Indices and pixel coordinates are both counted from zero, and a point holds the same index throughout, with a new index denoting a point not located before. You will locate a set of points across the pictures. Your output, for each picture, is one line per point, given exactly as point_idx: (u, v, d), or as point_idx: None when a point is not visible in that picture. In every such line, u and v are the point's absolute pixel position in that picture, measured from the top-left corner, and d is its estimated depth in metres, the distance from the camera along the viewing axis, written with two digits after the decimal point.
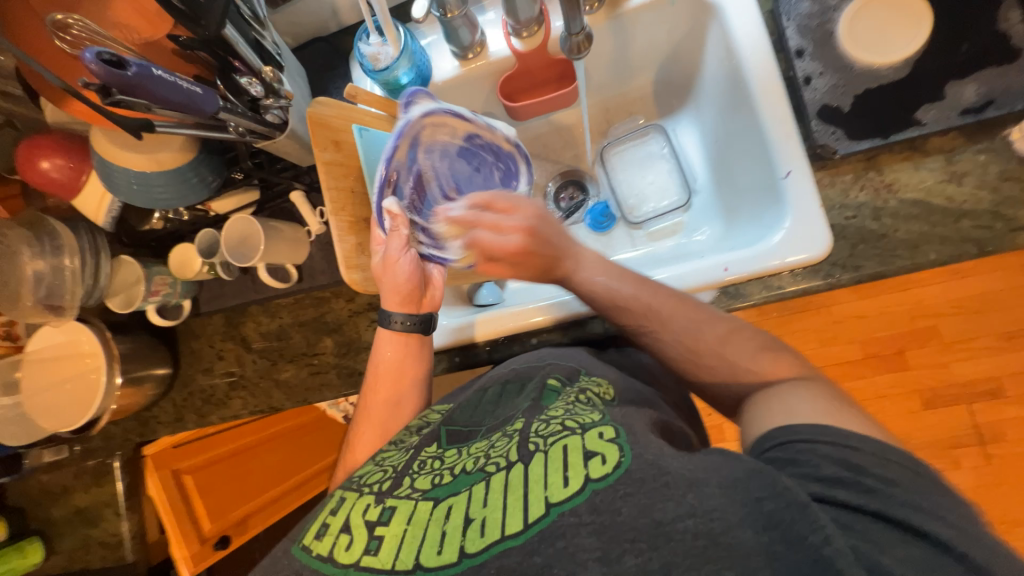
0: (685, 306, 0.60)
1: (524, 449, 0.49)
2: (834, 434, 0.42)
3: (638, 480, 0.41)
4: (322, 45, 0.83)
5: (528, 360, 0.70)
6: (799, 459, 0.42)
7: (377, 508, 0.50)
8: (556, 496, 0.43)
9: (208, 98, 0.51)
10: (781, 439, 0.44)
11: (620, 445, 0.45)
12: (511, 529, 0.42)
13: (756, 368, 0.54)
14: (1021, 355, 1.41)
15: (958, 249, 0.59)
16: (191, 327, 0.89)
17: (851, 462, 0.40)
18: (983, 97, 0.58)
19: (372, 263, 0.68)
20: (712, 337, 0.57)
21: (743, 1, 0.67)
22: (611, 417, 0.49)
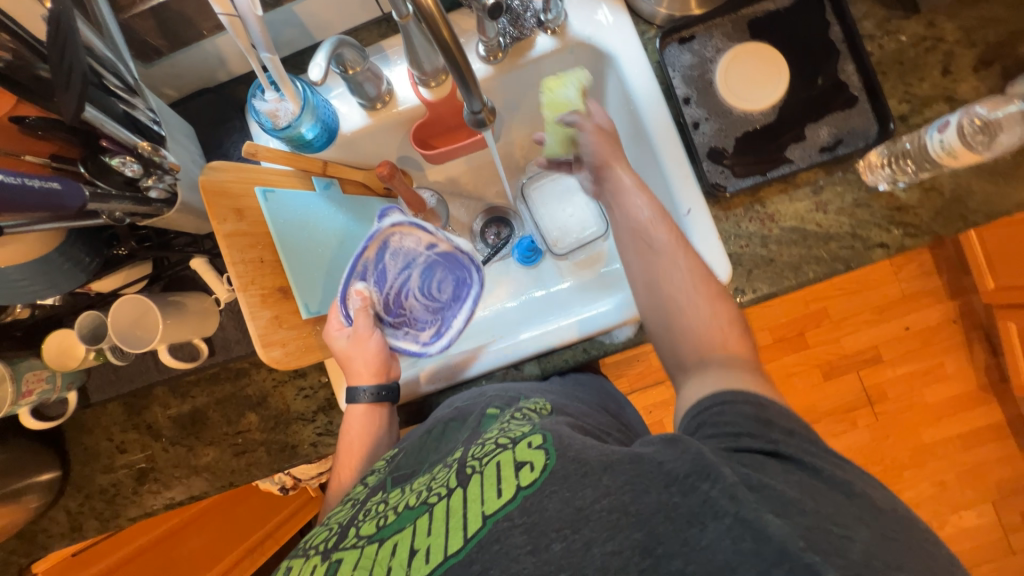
0: (694, 263, 0.58)
1: (462, 474, 0.50)
2: (752, 399, 0.46)
3: (563, 477, 0.44)
4: (212, 97, 0.77)
5: (470, 395, 0.69)
6: (720, 419, 0.46)
7: (324, 565, 0.49)
8: (491, 508, 0.45)
9: (70, 191, 0.45)
10: (708, 402, 0.48)
11: (546, 450, 0.47)
12: (451, 548, 0.44)
13: (722, 327, 0.54)
14: (892, 325, 1.66)
15: (830, 267, 0.69)
16: (83, 420, 0.78)
17: (763, 415, 0.45)
18: (834, 137, 0.68)
19: (336, 343, 0.68)
20: (703, 293, 0.56)
21: (633, 52, 0.72)
22: (540, 425, 0.52)
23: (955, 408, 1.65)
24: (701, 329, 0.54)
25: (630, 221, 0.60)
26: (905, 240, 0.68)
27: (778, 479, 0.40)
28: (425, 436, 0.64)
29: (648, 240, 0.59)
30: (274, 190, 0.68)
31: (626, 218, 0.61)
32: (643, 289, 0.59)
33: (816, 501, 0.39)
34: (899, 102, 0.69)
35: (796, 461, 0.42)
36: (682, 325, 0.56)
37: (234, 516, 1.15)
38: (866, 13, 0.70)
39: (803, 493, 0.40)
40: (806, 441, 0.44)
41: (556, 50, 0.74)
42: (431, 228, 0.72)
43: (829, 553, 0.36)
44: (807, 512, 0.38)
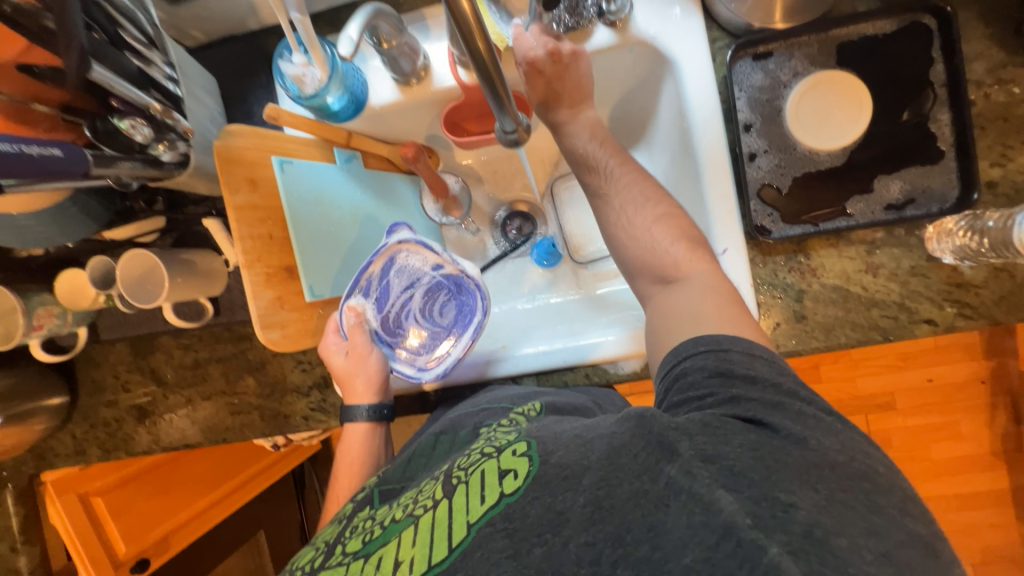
0: (645, 183, 0.63)
1: (448, 485, 0.49)
2: (711, 342, 0.47)
3: (545, 482, 0.44)
4: (239, 46, 0.72)
5: (465, 408, 0.68)
6: (681, 380, 0.48)
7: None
8: (475, 515, 0.45)
9: (74, 158, 0.42)
10: (683, 355, 0.49)
11: (529, 457, 0.46)
12: (437, 557, 0.44)
13: (671, 252, 0.58)
14: (915, 374, 1.58)
15: (866, 335, 0.63)
16: (91, 355, 0.81)
17: (725, 367, 0.46)
18: (905, 194, 0.61)
19: (333, 360, 0.67)
20: (649, 214, 0.61)
21: (699, 62, 0.64)
22: (525, 431, 0.51)
23: (960, 467, 1.59)
24: (649, 251, 0.60)
25: (577, 160, 0.66)
26: (958, 320, 0.62)
27: (731, 443, 0.40)
28: (415, 450, 0.65)
29: (595, 184, 0.65)
30: (292, 160, 0.65)
31: (575, 157, 0.66)
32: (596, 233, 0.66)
33: (768, 470, 0.38)
34: (991, 165, 0.60)
35: (755, 421, 0.42)
36: (631, 252, 0.61)
37: (231, 450, 1.25)
38: (979, 54, 0.60)
39: (757, 461, 0.39)
40: (769, 392, 0.43)
41: (614, 47, 0.67)
42: (438, 249, 0.68)
43: (773, 530, 0.35)
44: (753, 484, 0.37)
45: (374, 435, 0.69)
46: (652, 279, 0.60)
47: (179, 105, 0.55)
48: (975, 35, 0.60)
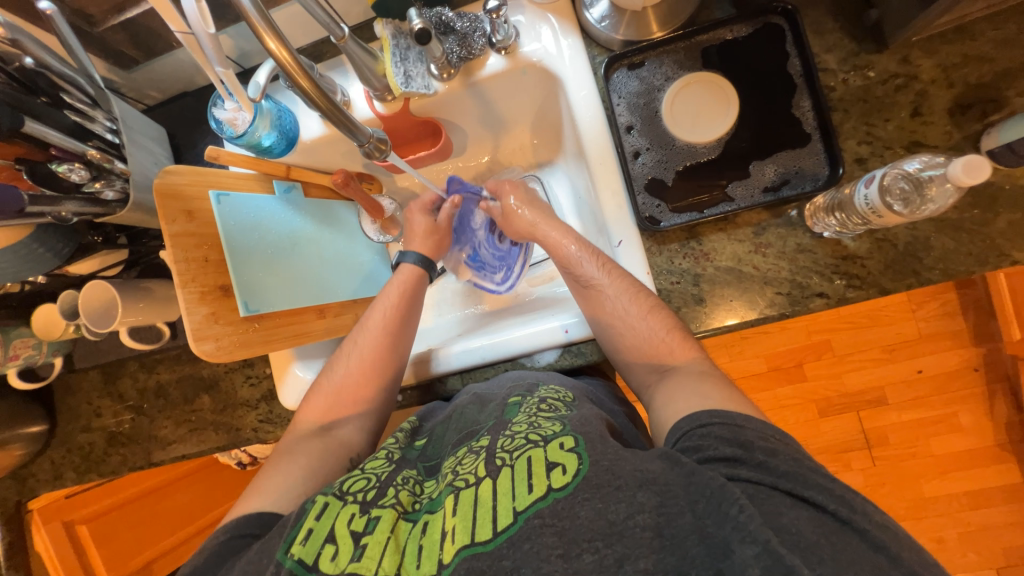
0: (629, 278, 0.67)
1: (491, 465, 0.55)
2: (726, 417, 0.51)
3: (596, 486, 0.48)
4: (190, 100, 0.83)
5: (491, 381, 0.75)
6: (702, 445, 0.50)
7: (362, 518, 0.54)
8: (522, 504, 0.49)
9: (6, 197, 0.50)
10: (703, 422, 0.52)
11: (579, 454, 0.51)
12: (480, 537, 0.48)
13: (667, 341, 0.63)
14: (901, 366, 1.54)
15: (762, 313, 0.66)
16: (68, 382, 0.89)
17: (740, 438, 0.49)
18: (780, 177, 0.65)
19: (417, 214, 0.86)
20: (642, 305, 0.64)
21: (581, 75, 0.71)
22: (570, 426, 0.56)
23: (965, 462, 1.51)
24: (648, 341, 0.64)
25: (568, 261, 0.72)
26: (848, 291, 0.64)
27: (788, 514, 0.44)
28: (445, 426, 0.70)
29: (584, 280, 0.70)
30: (230, 193, 0.73)
31: (564, 257, 0.73)
32: (594, 320, 0.69)
33: (833, 549, 0.42)
34: (858, 143, 0.64)
35: (800, 497, 0.45)
36: (629, 340, 0.65)
37: (218, 480, 1.31)
38: (833, 45, 0.65)
39: (821, 537, 0.43)
40: (788, 464, 0.47)
41: (507, 70, 0.74)
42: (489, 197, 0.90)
43: None
44: (824, 561, 0.41)
45: (409, 293, 0.79)
46: (648, 370, 0.64)
47: (120, 151, 0.65)
48: (828, 28, 0.65)
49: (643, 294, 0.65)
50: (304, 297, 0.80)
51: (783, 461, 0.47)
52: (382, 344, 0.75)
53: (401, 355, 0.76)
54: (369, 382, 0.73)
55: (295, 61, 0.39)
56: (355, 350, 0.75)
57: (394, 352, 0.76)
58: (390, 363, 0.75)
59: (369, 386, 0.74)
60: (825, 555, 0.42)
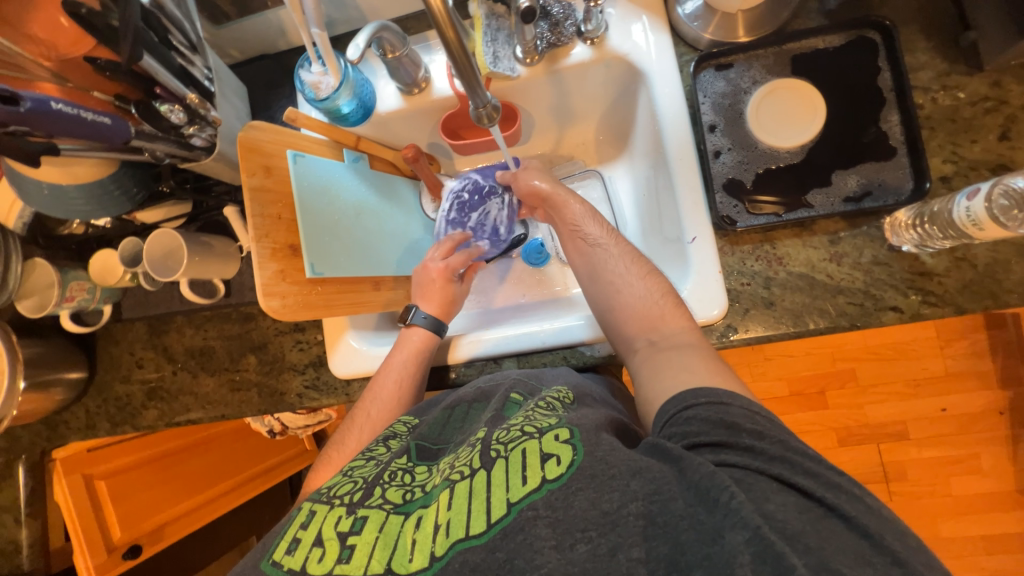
0: (669, 291, 0.65)
1: (486, 456, 0.52)
2: (711, 395, 0.50)
3: (590, 476, 0.46)
4: (268, 62, 0.83)
5: (512, 373, 0.72)
6: (688, 430, 0.49)
7: (349, 519, 0.51)
8: (516, 495, 0.46)
9: (116, 127, 0.52)
10: (686, 403, 0.51)
11: (574, 445, 0.49)
12: (474, 529, 0.45)
13: (660, 305, 0.64)
14: (927, 402, 1.50)
15: (833, 322, 0.65)
16: (112, 332, 0.88)
17: (728, 420, 0.48)
18: (862, 188, 0.65)
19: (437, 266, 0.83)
20: (641, 269, 0.68)
21: (667, 73, 0.72)
22: (566, 420, 0.53)
23: (986, 506, 1.47)
24: (643, 303, 0.65)
25: (576, 225, 0.75)
26: (923, 308, 0.64)
27: (774, 501, 0.42)
28: (449, 416, 0.67)
29: (589, 241, 0.73)
30: (305, 155, 0.73)
31: (571, 220, 0.76)
32: (592, 281, 0.71)
33: (820, 535, 0.40)
34: (943, 162, 0.64)
35: (789, 483, 0.43)
36: (624, 300, 0.66)
37: (234, 451, 1.32)
38: (924, 64, 0.66)
39: (806, 524, 0.41)
40: (776, 447, 0.45)
41: (591, 61, 0.75)
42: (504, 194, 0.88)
43: None
44: (811, 549, 0.39)
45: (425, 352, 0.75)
46: (641, 331, 0.64)
47: (211, 99, 0.65)
48: (920, 47, 0.66)
49: (659, 276, 0.67)
50: (363, 268, 0.80)
51: (771, 445, 0.46)
52: (394, 415, 0.71)
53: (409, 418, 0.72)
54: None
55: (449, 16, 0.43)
56: (364, 423, 0.71)
57: (404, 420, 0.72)
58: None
59: None
60: (812, 543, 0.40)
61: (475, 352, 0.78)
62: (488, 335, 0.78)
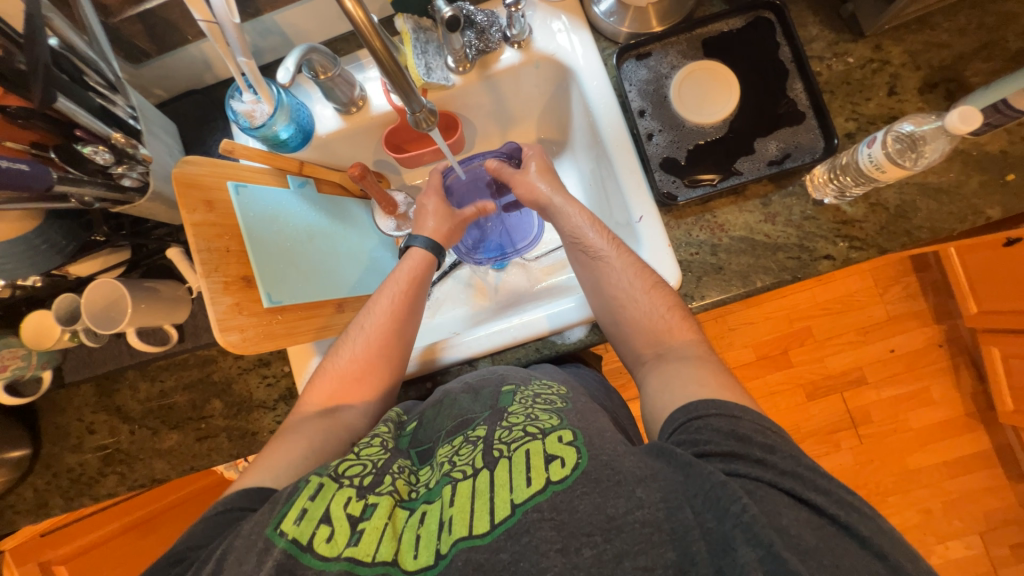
0: (647, 273, 0.68)
1: (488, 456, 0.53)
2: (723, 407, 0.51)
3: (595, 481, 0.47)
4: (198, 97, 0.81)
5: (487, 371, 0.73)
6: (698, 438, 0.49)
7: (359, 503, 0.50)
8: (520, 497, 0.47)
9: (37, 173, 0.50)
10: (699, 412, 0.51)
11: (576, 448, 0.50)
12: (479, 529, 0.46)
13: (666, 319, 0.65)
14: (877, 346, 1.61)
15: (777, 277, 0.70)
16: (56, 399, 0.82)
17: (741, 432, 0.48)
18: (782, 151, 0.71)
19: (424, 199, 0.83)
20: (648, 282, 0.67)
21: (593, 68, 0.76)
22: (569, 421, 0.54)
23: (942, 433, 1.59)
24: (648, 318, 0.66)
25: (577, 236, 0.74)
26: (851, 253, 0.70)
27: (787, 517, 0.43)
28: (439, 409, 0.66)
29: (592, 252, 0.72)
30: (247, 184, 0.71)
31: (572, 230, 0.74)
32: (594, 293, 0.71)
33: (831, 552, 0.42)
34: (846, 120, 0.71)
35: (799, 498, 0.45)
36: (630, 315, 0.67)
37: (211, 508, 1.17)
38: (816, 36, 0.73)
39: (819, 540, 0.43)
40: (788, 463, 0.47)
41: (521, 63, 0.79)
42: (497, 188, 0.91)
43: None
44: (823, 565, 0.41)
45: (425, 270, 0.77)
46: (647, 346, 0.65)
47: (138, 138, 0.63)
48: (810, 21, 0.74)
49: (660, 283, 0.67)
50: (322, 292, 0.79)
51: (782, 459, 0.47)
52: (393, 330, 0.71)
53: (408, 343, 0.72)
54: (375, 372, 0.69)
55: (372, 26, 0.44)
56: (360, 333, 0.70)
57: (402, 338, 0.71)
58: (397, 352, 0.71)
59: (376, 368, 0.69)
60: (826, 560, 0.41)
61: (447, 356, 0.77)
62: (461, 338, 0.78)
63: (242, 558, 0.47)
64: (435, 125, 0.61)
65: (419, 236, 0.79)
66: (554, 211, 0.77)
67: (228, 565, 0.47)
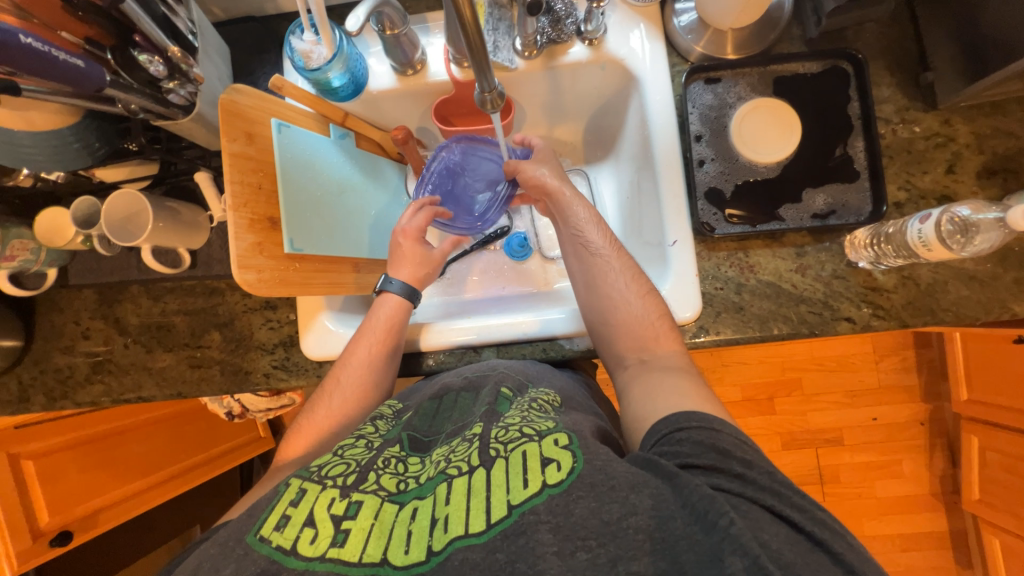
0: (655, 296, 0.67)
1: (485, 454, 0.53)
2: (704, 421, 0.51)
3: (591, 485, 0.47)
4: (254, 25, 0.79)
5: (491, 364, 0.73)
6: (679, 449, 0.50)
7: (343, 502, 0.51)
8: (517, 498, 0.47)
9: (91, 70, 0.49)
10: (678, 426, 0.52)
11: (573, 452, 0.50)
12: (474, 528, 0.46)
13: (656, 326, 0.66)
14: (861, 412, 1.62)
15: (795, 328, 0.70)
16: (55, 298, 0.81)
17: (720, 447, 0.49)
18: (828, 206, 0.70)
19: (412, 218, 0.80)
20: (639, 287, 0.67)
21: (660, 81, 0.75)
22: (563, 425, 0.55)
23: (903, 507, 1.62)
24: (640, 322, 0.66)
25: (576, 230, 0.72)
26: (873, 320, 0.70)
27: (767, 531, 0.43)
28: (438, 406, 0.67)
29: (592, 249, 0.71)
30: (290, 125, 0.70)
31: (576, 224, 0.73)
32: (587, 289, 0.70)
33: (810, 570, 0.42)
34: (898, 188, 0.71)
35: (778, 514, 0.45)
36: (620, 316, 0.67)
37: (184, 432, 1.23)
38: (887, 98, 0.72)
39: (798, 556, 0.42)
40: (764, 478, 0.47)
41: (588, 61, 0.77)
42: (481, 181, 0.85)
43: None
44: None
45: (400, 315, 0.75)
46: (632, 349, 0.65)
47: (195, 57, 0.61)
48: (886, 82, 0.72)
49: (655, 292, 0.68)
50: (342, 248, 0.78)
51: (759, 474, 0.47)
52: (367, 379, 0.71)
53: (385, 389, 0.72)
54: (353, 420, 0.70)
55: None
56: (335, 388, 0.70)
57: (378, 386, 0.71)
58: (374, 398, 0.71)
59: (355, 419, 0.70)
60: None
61: (453, 338, 0.77)
62: (469, 323, 0.78)
63: (218, 565, 0.47)
64: (501, 109, 0.59)
65: (397, 277, 0.77)
66: (560, 201, 0.75)
67: (203, 574, 0.47)
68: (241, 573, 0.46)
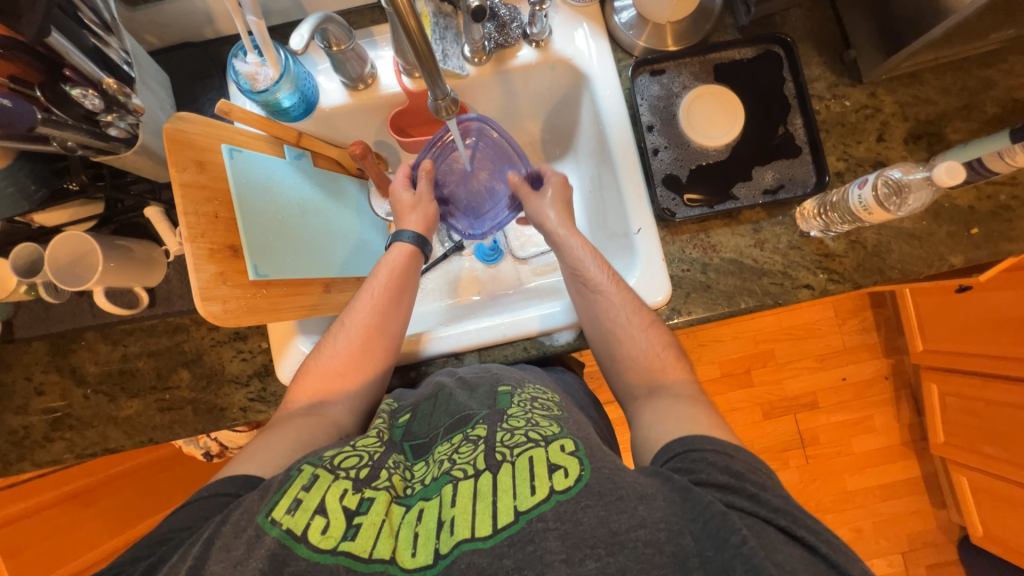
0: (659, 329, 0.69)
1: (491, 458, 0.53)
2: (720, 446, 0.52)
3: (597, 493, 0.48)
4: (193, 50, 0.77)
5: (472, 368, 0.72)
6: (695, 467, 0.50)
7: (355, 496, 0.51)
8: (524, 505, 0.48)
9: (20, 110, 0.47)
10: (693, 445, 0.52)
11: (579, 459, 0.51)
12: (480, 532, 0.46)
13: (661, 356, 0.67)
14: (830, 373, 1.71)
15: (760, 300, 0.74)
16: (1, 355, 0.75)
17: (736, 471, 0.50)
18: (777, 181, 0.74)
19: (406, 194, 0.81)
20: (643, 319, 0.69)
21: (607, 76, 0.77)
22: (569, 431, 0.56)
23: (879, 459, 1.71)
24: (644, 355, 0.67)
25: (576, 267, 0.74)
26: (829, 285, 0.74)
27: (781, 550, 0.44)
28: (434, 405, 0.66)
29: (592, 284, 0.72)
30: (241, 150, 0.68)
31: (574, 261, 0.75)
32: (590, 324, 0.71)
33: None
34: (837, 159, 0.76)
35: (792, 535, 0.46)
36: (626, 350, 0.68)
37: (159, 482, 1.16)
38: (818, 76, 0.77)
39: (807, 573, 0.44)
40: (778, 500, 0.48)
41: (537, 63, 0.79)
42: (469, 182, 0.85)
43: None
44: None
45: (410, 264, 0.76)
46: (642, 381, 0.66)
47: (131, 86, 0.59)
48: (815, 62, 0.77)
49: (645, 309, 0.70)
50: (310, 269, 0.76)
51: (773, 496, 0.49)
52: (377, 323, 0.70)
53: (393, 337, 0.71)
54: (360, 363, 0.68)
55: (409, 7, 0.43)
56: (342, 330, 0.70)
57: (388, 331, 0.71)
58: (383, 346, 0.70)
59: (361, 366, 0.68)
60: None
61: (431, 345, 0.77)
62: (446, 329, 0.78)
63: (229, 544, 0.46)
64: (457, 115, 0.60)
65: (407, 229, 0.78)
66: (557, 240, 0.77)
67: (214, 553, 0.46)
68: (250, 561, 0.45)
